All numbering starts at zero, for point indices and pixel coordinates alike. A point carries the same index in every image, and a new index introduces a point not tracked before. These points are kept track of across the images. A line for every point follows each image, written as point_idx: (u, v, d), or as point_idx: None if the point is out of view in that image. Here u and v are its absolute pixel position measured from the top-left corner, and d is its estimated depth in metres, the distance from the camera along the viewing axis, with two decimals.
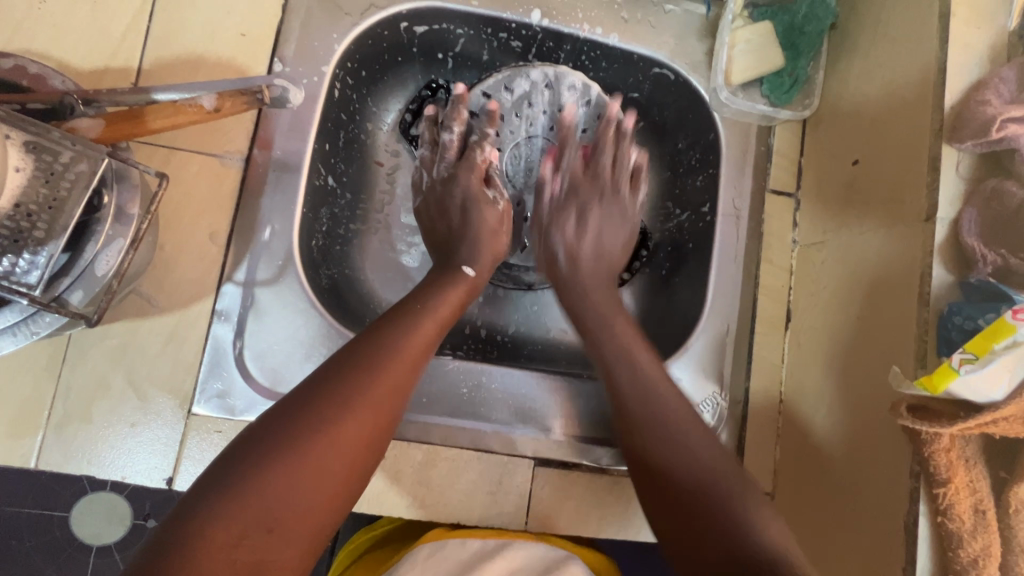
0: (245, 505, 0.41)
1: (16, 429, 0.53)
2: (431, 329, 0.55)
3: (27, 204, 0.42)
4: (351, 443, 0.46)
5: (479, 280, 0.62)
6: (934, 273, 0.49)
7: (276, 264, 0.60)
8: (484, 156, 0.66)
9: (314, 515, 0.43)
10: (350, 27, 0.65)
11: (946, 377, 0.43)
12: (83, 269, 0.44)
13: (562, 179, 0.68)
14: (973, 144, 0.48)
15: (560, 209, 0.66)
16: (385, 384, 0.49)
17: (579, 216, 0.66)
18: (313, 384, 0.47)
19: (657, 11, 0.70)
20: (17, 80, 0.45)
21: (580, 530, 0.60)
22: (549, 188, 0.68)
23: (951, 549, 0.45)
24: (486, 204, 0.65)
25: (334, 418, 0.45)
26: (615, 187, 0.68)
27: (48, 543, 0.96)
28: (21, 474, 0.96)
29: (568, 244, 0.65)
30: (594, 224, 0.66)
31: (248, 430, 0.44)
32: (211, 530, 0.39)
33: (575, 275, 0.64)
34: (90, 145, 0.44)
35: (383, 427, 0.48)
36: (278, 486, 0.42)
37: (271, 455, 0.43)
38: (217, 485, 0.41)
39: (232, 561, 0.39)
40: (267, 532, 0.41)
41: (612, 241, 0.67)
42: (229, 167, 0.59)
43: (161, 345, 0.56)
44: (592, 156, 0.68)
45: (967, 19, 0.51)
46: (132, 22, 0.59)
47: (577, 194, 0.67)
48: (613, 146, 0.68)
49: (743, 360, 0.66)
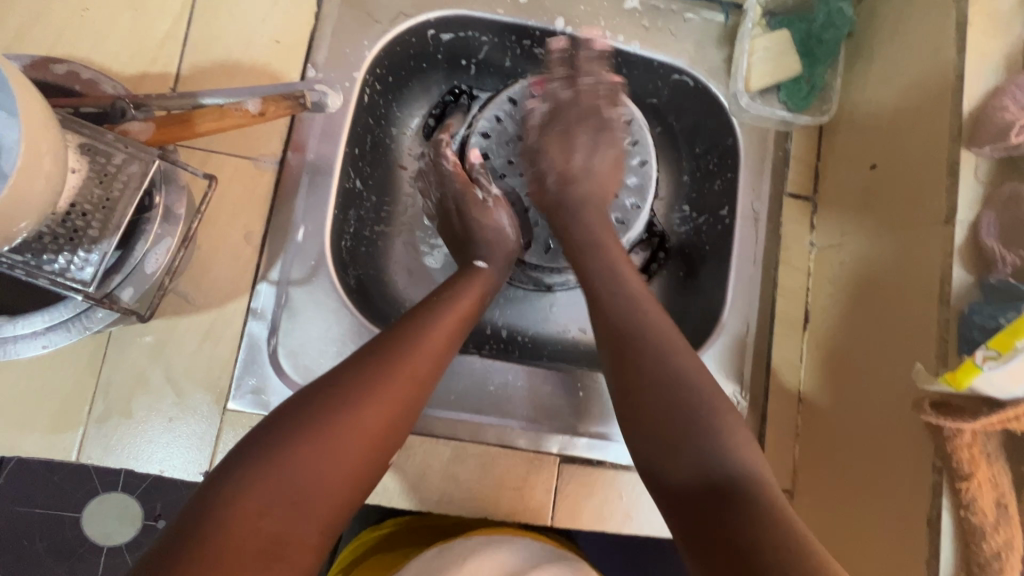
0: (272, 477, 0.42)
1: (59, 423, 0.55)
2: (452, 321, 0.56)
3: (82, 204, 0.44)
4: (372, 425, 0.47)
5: (490, 275, 0.63)
6: (954, 274, 0.50)
7: (308, 264, 0.62)
8: (455, 163, 0.68)
9: (337, 494, 0.44)
10: (380, 34, 0.66)
11: (970, 374, 0.45)
12: (134, 267, 0.46)
13: (546, 104, 0.68)
14: (991, 149, 0.50)
15: (547, 130, 0.67)
16: (406, 371, 0.50)
17: (565, 138, 0.67)
18: (344, 369, 0.49)
19: (677, 20, 0.71)
20: (71, 86, 0.47)
21: (604, 527, 0.61)
22: (535, 116, 0.68)
23: (975, 543, 0.46)
24: (474, 209, 0.66)
25: (357, 399, 0.47)
26: (597, 104, 0.68)
27: (59, 542, 0.97)
28: (33, 474, 0.97)
29: (558, 167, 0.66)
30: (583, 146, 0.67)
31: (279, 408, 0.46)
32: (240, 499, 0.41)
33: (564, 193, 0.65)
34: (142, 147, 0.46)
35: (404, 413, 0.49)
36: (305, 462, 0.43)
37: (300, 432, 0.44)
38: (247, 457, 0.43)
39: (259, 530, 0.40)
40: (291, 505, 0.42)
41: (602, 164, 0.66)
42: (263, 170, 0.60)
43: (198, 342, 0.57)
44: (550, 93, 0.68)
45: (984, 27, 0.53)
46: (172, 29, 0.61)
47: (565, 113, 0.67)
48: (587, 70, 0.68)
49: (764, 360, 0.67)
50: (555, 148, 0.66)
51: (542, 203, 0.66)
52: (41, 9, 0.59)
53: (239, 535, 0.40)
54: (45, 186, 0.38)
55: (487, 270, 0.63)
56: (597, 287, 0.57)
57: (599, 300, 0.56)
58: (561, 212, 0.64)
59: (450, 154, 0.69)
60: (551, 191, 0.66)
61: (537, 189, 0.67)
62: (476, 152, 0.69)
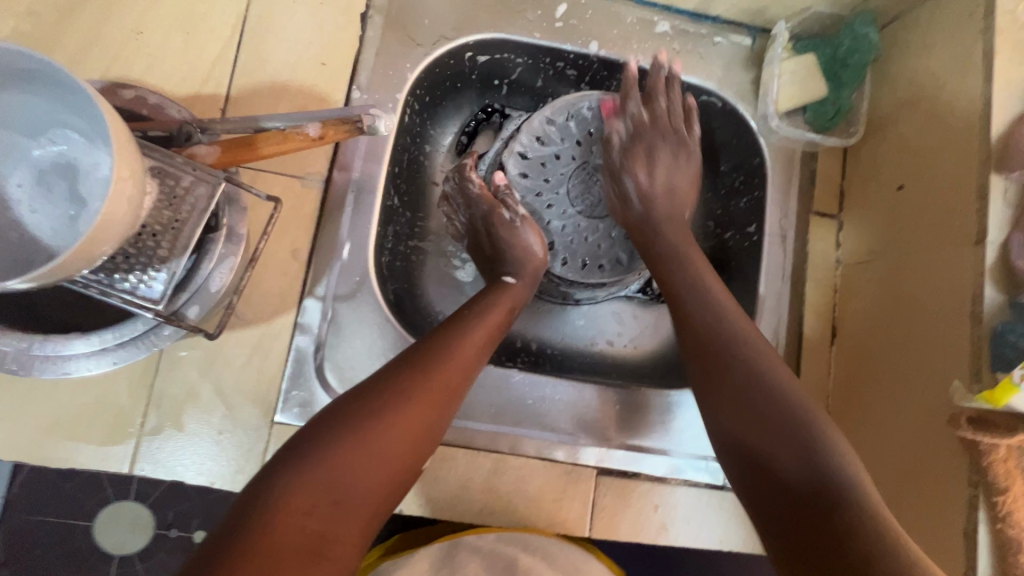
0: (314, 476, 0.42)
1: (113, 435, 0.56)
2: (484, 330, 0.55)
3: (153, 225, 0.46)
4: (409, 430, 0.46)
5: (518, 291, 0.62)
6: (985, 294, 0.52)
7: (353, 280, 0.63)
8: (481, 185, 0.66)
9: (375, 496, 0.44)
10: (421, 57, 0.68)
11: (1008, 392, 0.47)
12: (199, 286, 0.50)
13: (626, 124, 0.67)
14: (1021, 174, 0.52)
15: (630, 150, 0.67)
16: (441, 379, 0.49)
17: (649, 161, 0.66)
18: (382, 375, 0.49)
19: (706, 43, 0.74)
20: (139, 110, 0.51)
21: (639, 538, 0.63)
22: (615, 137, 0.68)
23: (1011, 555, 0.47)
24: (502, 228, 0.64)
25: (394, 404, 0.46)
26: (676, 126, 0.68)
27: (73, 551, 0.97)
28: (47, 483, 0.97)
29: (639, 185, 0.66)
30: (663, 165, 0.67)
31: (322, 413, 0.46)
32: (286, 499, 0.40)
33: (652, 213, 0.65)
34: (207, 170, 0.47)
35: (439, 419, 0.49)
36: (344, 462, 0.43)
37: (340, 433, 0.44)
38: (290, 458, 0.43)
39: (303, 528, 0.40)
40: (334, 504, 0.42)
41: (682, 183, 0.67)
42: (309, 189, 0.62)
43: (246, 357, 0.59)
44: (650, 103, 0.68)
45: (1010, 57, 0.55)
46: (222, 50, 0.62)
47: (649, 133, 0.67)
48: (663, 93, 0.68)
49: (793, 374, 0.68)
50: (637, 169, 0.66)
51: (624, 223, 0.66)
52: (95, 31, 0.60)
53: (286, 533, 0.39)
54: (127, 209, 0.40)
55: (515, 285, 0.62)
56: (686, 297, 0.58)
57: (690, 326, 0.56)
58: (641, 218, 0.65)
59: (475, 176, 0.67)
60: (636, 214, 0.66)
61: (619, 210, 0.67)
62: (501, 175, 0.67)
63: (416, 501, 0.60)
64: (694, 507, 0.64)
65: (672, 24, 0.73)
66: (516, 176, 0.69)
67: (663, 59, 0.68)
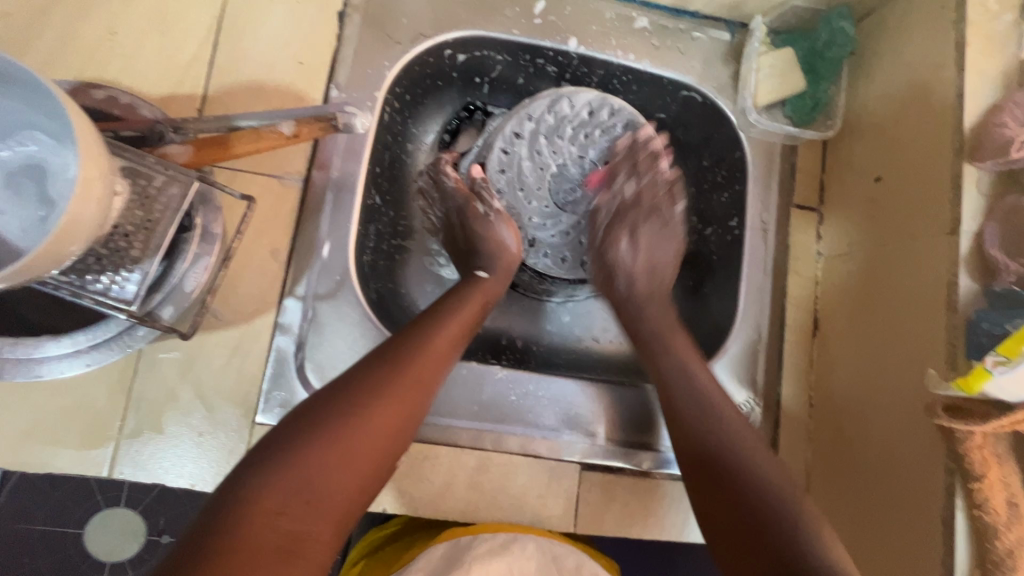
0: (282, 476, 0.41)
1: (90, 440, 0.55)
2: (455, 327, 0.55)
3: (124, 225, 0.46)
4: (379, 430, 0.45)
5: (491, 285, 0.62)
6: (960, 282, 0.52)
7: (333, 279, 0.63)
8: (457, 178, 0.66)
9: (346, 496, 0.43)
10: (400, 55, 0.68)
11: (981, 378, 0.47)
12: (173, 286, 0.50)
13: (613, 198, 0.67)
14: (993, 163, 0.52)
15: (612, 227, 0.66)
16: (412, 377, 0.49)
17: (631, 232, 0.66)
18: (348, 376, 0.48)
19: (685, 39, 0.74)
20: (110, 110, 0.51)
21: (623, 531, 0.63)
22: (600, 212, 0.68)
23: (988, 540, 0.48)
24: (476, 221, 0.64)
25: (365, 402, 0.46)
26: (655, 200, 0.67)
27: (61, 560, 0.96)
28: (36, 490, 0.97)
29: (623, 264, 0.65)
30: (648, 241, 0.66)
31: (288, 415, 0.45)
32: (256, 500, 0.40)
33: (634, 291, 0.65)
34: (180, 169, 0.47)
35: (411, 419, 0.48)
36: (314, 463, 0.42)
37: (309, 433, 0.43)
38: (258, 459, 0.42)
39: (276, 529, 0.39)
40: (306, 504, 0.41)
41: (663, 256, 0.67)
42: (288, 188, 0.61)
43: (226, 358, 0.58)
44: (633, 175, 0.67)
45: (982, 49, 0.56)
46: (198, 51, 0.62)
47: (630, 212, 0.67)
48: (647, 168, 0.67)
49: (775, 367, 0.68)
50: (622, 241, 0.66)
51: (610, 298, 0.66)
52: (68, 32, 0.60)
53: (259, 533, 0.39)
54: (96, 208, 0.40)
55: (488, 280, 0.62)
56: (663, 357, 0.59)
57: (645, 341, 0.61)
58: (626, 297, 0.65)
59: (451, 171, 0.67)
60: (620, 292, 0.65)
61: (604, 282, 0.66)
62: (478, 169, 0.67)
63: (398, 499, 0.59)
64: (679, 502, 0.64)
65: (652, 19, 0.74)
66: (494, 171, 0.68)
67: (641, 135, 0.67)
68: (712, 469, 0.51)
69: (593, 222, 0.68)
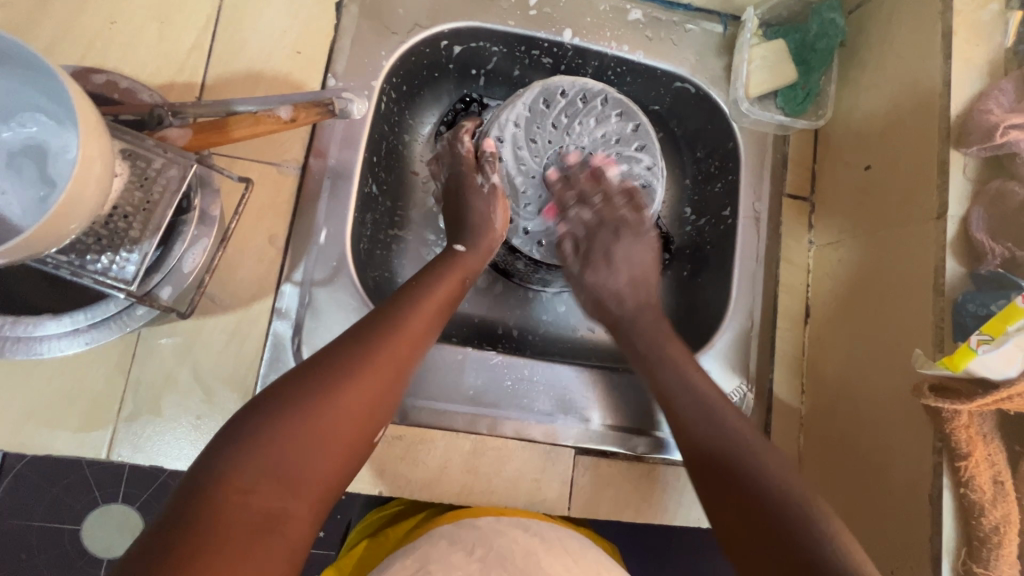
0: (254, 454, 0.41)
1: (89, 423, 0.56)
2: (428, 309, 0.55)
3: (124, 207, 0.46)
4: (351, 408, 0.46)
5: (470, 260, 0.62)
6: (947, 266, 0.53)
7: (330, 265, 0.63)
8: (469, 146, 0.68)
9: (320, 473, 0.43)
10: (396, 45, 0.69)
11: (964, 357, 0.47)
12: (172, 267, 0.50)
13: (578, 223, 0.68)
14: (979, 149, 0.53)
15: (586, 253, 0.68)
16: (384, 357, 0.49)
17: (604, 255, 0.67)
18: (319, 356, 0.48)
19: (679, 30, 0.75)
20: (110, 95, 0.52)
21: (618, 515, 0.63)
22: (565, 241, 0.68)
23: (975, 518, 0.48)
24: (471, 192, 0.66)
25: (336, 382, 0.46)
26: (620, 214, 0.68)
27: (60, 555, 0.97)
28: (31, 488, 0.97)
29: (602, 286, 0.67)
30: (622, 257, 0.67)
31: (259, 394, 0.45)
32: (228, 478, 0.40)
33: (623, 308, 0.66)
34: (179, 152, 0.48)
35: (383, 398, 0.48)
36: (286, 441, 0.42)
37: (280, 412, 0.43)
38: (230, 437, 0.42)
39: (250, 505, 0.40)
40: (278, 481, 0.41)
41: (642, 266, 0.68)
42: (286, 175, 0.62)
43: (224, 342, 0.59)
44: (589, 201, 0.68)
45: (968, 38, 0.57)
46: (197, 40, 0.63)
47: (598, 231, 0.68)
48: (594, 187, 0.68)
49: (768, 355, 0.69)
50: (599, 268, 0.67)
51: (602, 316, 0.67)
52: (69, 21, 0.60)
53: (231, 510, 0.39)
54: (95, 189, 0.41)
55: (465, 253, 0.62)
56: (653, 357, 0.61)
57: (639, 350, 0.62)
58: (619, 311, 0.66)
59: (467, 139, 0.69)
60: (612, 308, 0.66)
61: (594, 308, 0.68)
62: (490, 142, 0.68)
63: (394, 482, 0.60)
64: (673, 486, 0.65)
65: (645, 12, 0.74)
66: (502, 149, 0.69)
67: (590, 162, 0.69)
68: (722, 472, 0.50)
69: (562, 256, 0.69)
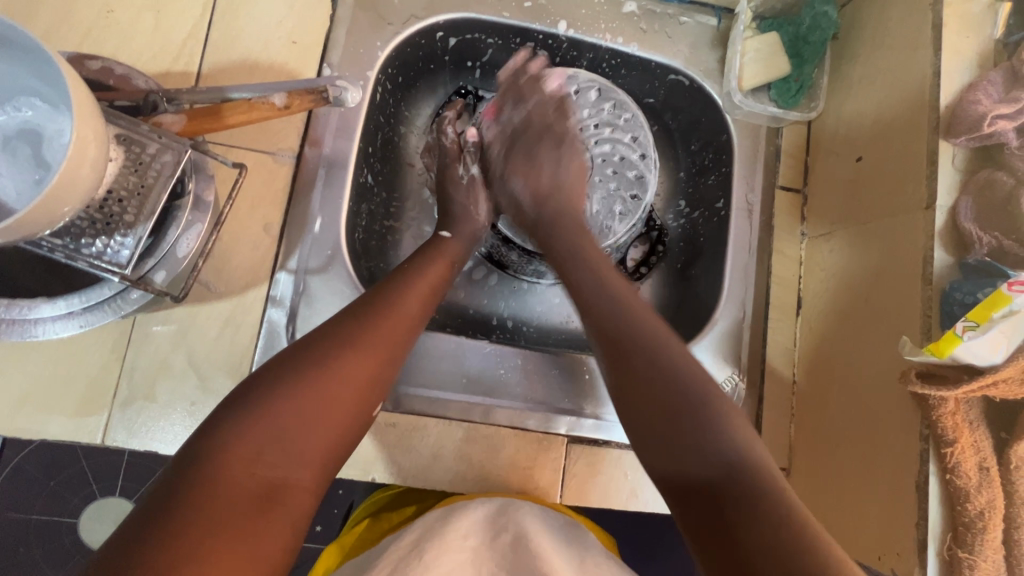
0: (256, 426, 0.42)
1: (84, 408, 0.56)
2: (424, 287, 0.56)
3: (118, 191, 0.47)
4: (351, 382, 0.46)
5: (455, 246, 0.63)
6: (936, 255, 0.54)
7: (325, 254, 0.64)
8: (453, 136, 0.70)
9: (322, 444, 0.44)
10: (392, 36, 0.69)
11: (951, 343, 0.48)
12: (166, 252, 0.51)
13: (500, 128, 0.69)
14: (967, 139, 0.54)
15: (509, 157, 0.67)
16: (382, 333, 0.50)
17: (529, 156, 0.66)
18: (319, 332, 0.49)
19: (673, 23, 0.75)
20: (105, 80, 0.52)
21: (611, 503, 0.64)
22: (495, 145, 0.69)
23: (960, 503, 0.49)
24: (453, 182, 0.68)
25: (335, 357, 0.47)
26: (546, 121, 0.68)
27: (56, 548, 0.97)
28: (29, 480, 0.97)
29: (525, 182, 0.66)
30: (547, 160, 0.66)
31: (259, 369, 0.46)
32: (231, 449, 0.41)
33: (542, 211, 0.64)
34: (173, 137, 0.49)
35: (382, 371, 0.49)
36: (287, 413, 0.43)
37: (281, 385, 0.44)
38: (231, 410, 0.43)
39: (253, 475, 0.40)
40: (283, 451, 0.42)
41: (568, 177, 0.66)
42: (281, 164, 0.63)
43: (218, 329, 0.59)
44: (520, 105, 0.68)
45: (958, 30, 0.57)
46: (193, 29, 0.63)
47: (522, 135, 0.67)
48: (531, 91, 0.68)
49: (760, 345, 0.70)
50: (521, 168, 0.66)
51: (522, 223, 0.66)
52: (66, 10, 0.61)
53: (234, 480, 0.40)
54: (90, 172, 0.41)
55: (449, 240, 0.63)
56: (595, 300, 0.55)
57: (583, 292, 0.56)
58: (535, 216, 0.64)
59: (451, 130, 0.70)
60: (529, 213, 0.65)
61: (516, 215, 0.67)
62: (473, 131, 0.71)
63: (388, 469, 0.60)
64: None
65: (640, 4, 0.75)
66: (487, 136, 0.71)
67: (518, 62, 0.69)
68: (677, 444, 0.45)
69: (489, 157, 0.69)
